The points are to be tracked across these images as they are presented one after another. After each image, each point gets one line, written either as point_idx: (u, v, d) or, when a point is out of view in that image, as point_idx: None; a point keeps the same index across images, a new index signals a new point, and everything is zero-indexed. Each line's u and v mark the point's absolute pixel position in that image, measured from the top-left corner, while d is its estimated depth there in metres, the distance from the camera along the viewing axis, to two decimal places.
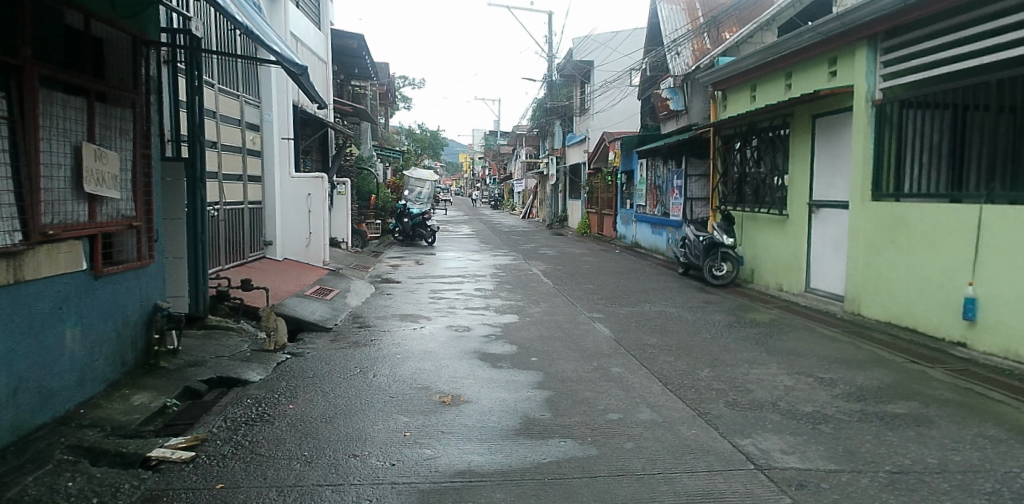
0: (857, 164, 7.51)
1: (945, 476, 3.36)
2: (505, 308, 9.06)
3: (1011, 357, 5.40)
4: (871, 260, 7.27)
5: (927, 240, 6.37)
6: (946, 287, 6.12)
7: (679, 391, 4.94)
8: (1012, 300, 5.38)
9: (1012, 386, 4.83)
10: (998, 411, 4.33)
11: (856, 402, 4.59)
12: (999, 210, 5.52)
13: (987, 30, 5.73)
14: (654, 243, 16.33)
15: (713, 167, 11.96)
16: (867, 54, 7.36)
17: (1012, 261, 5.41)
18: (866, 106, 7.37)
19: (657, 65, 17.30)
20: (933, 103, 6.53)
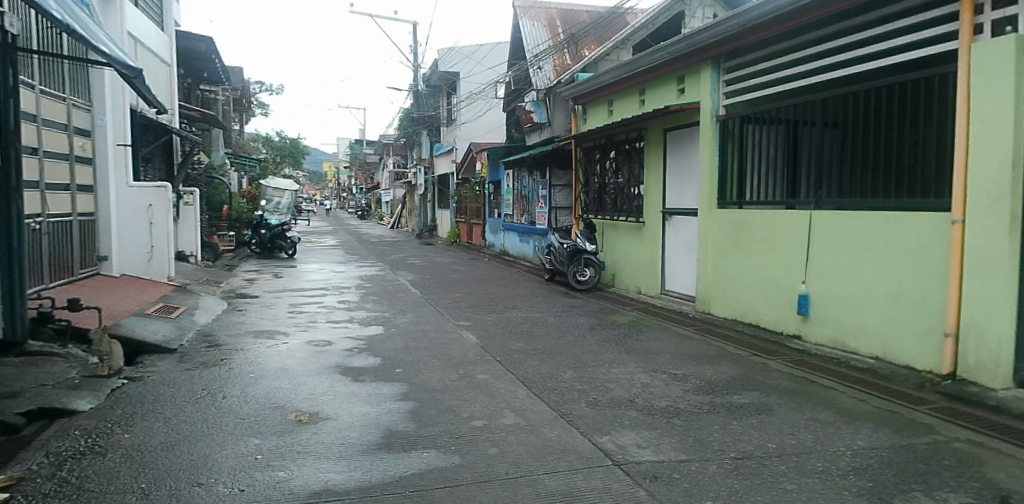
0: (704, 175, 8.09)
1: (782, 459, 3.62)
2: (371, 319, 8.69)
3: (838, 347, 6.04)
4: (718, 263, 7.87)
5: (765, 245, 7.00)
6: (782, 286, 6.75)
7: (543, 393, 4.94)
8: (838, 297, 6.02)
9: (838, 373, 5.39)
10: (826, 396, 4.79)
11: (705, 394, 4.85)
12: (827, 216, 6.15)
13: (812, 55, 6.43)
14: (521, 251, 16.70)
15: (575, 177, 12.38)
16: (711, 74, 7.98)
17: (837, 261, 6.03)
18: (712, 121, 7.97)
19: (520, 79, 17.77)
20: (768, 119, 7.18)
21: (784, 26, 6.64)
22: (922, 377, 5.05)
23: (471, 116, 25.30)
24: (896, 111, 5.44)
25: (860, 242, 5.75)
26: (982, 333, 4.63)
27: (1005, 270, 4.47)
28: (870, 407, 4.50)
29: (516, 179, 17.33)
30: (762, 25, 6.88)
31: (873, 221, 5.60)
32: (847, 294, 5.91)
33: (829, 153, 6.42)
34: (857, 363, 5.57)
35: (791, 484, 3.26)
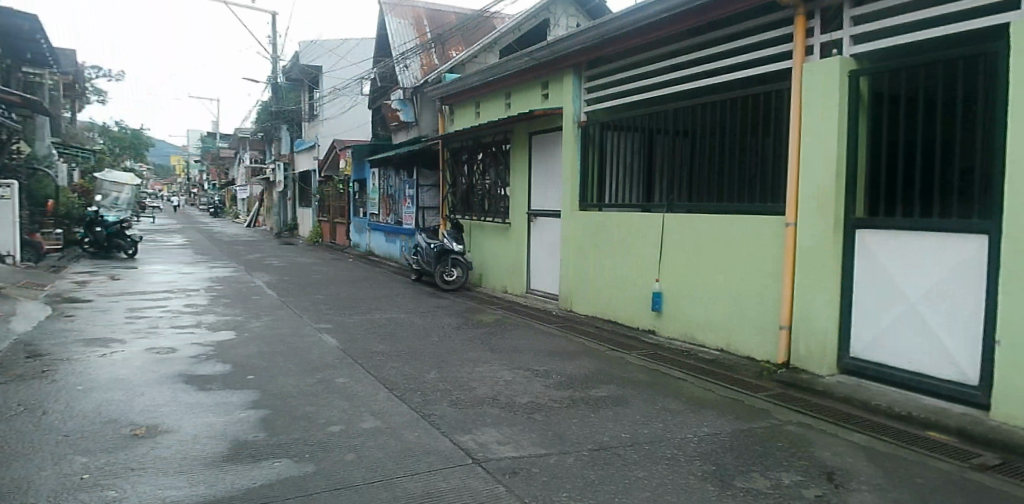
0: (567, 177, 8.30)
1: (636, 448, 3.78)
2: (221, 323, 7.97)
3: (687, 340, 6.43)
4: (579, 263, 8.10)
5: (623, 245, 7.30)
6: (638, 284, 7.07)
7: (404, 395, 4.75)
8: (688, 294, 6.40)
9: (688, 365, 5.72)
10: (677, 385, 5.07)
11: (565, 389, 4.93)
12: (678, 218, 6.52)
13: (665, 67, 6.82)
14: (387, 250, 16.32)
15: (442, 177, 12.27)
16: (574, 82, 8.22)
17: (687, 260, 6.41)
18: (574, 126, 8.22)
19: (385, 76, 17.40)
20: (625, 126, 7.50)
21: (640, 39, 6.98)
22: (759, 366, 5.51)
23: (335, 112, 24.39)
24: (739, 123, 5.89)
25: (707, 243, 6.16)
26: (810, 324, 5.16)
27: (830, 268, 4.99)
28: (716, 396, 4.80)
29: (382, 177, 16.90)
30: (620, 36, 7.19)
31: (718, 224, 6.03)
32: (696, 291, 6.32)
33: (676, 159, 6.78)
34: (705, 355, 5.97)
35: (642, 471, 3.44)
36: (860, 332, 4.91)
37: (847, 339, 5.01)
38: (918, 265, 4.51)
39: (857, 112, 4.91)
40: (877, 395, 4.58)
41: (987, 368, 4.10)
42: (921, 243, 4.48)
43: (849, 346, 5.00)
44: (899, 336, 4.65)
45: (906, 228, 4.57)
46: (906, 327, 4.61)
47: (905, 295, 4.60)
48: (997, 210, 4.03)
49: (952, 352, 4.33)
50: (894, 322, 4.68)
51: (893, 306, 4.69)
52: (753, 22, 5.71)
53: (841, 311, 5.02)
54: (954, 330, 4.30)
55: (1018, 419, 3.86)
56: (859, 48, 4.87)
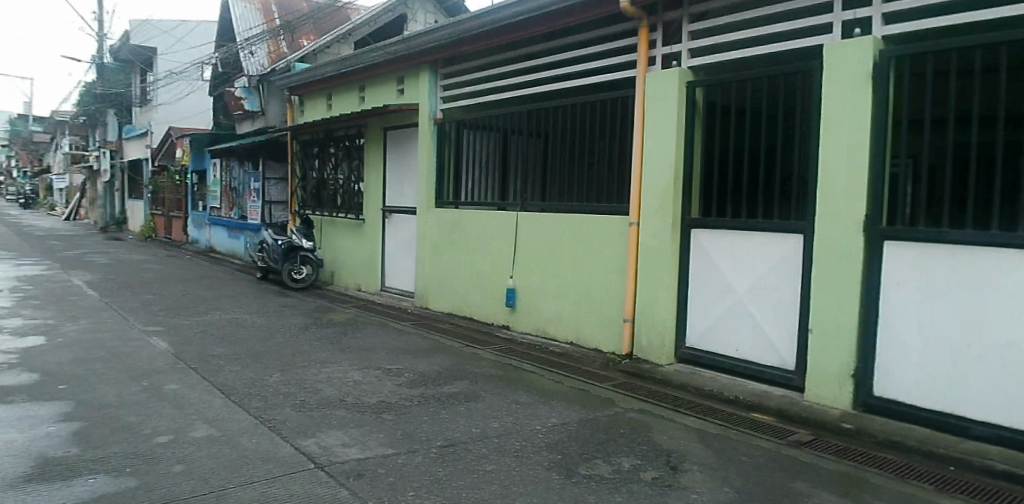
0: (423, 174, 8.21)
1: (485, 442, 3.89)
2: (27, 329, 6.92)
3: (540, 334, 6.63)
4: (434, 260, 8.05)
5: (480, 242, 7.35)
6: (493, 281, 7.17)
7: (243, 400, 4.41)
8: (540, 289, 6.59)
9: (541, 358, 5.88)
10: (526, 378, 5.18)
11: (417, 387, 4.85)
12: (531, 216, 6.70)
13: (519, 69, 6.95)
14: (230, 247, 15.21)
15: (291, 170, 11.64)
16: (430, 79, 8.15)
17: (539, 257, 6.60)
18: (430, 123, 8.14)
19: (228, 62, 16.27)
20: (480, 125, 7.52)
21: (494, 40, 7.06)
22: (606, 357, 5.79)
23: (172, 98, 22.37)
24: (589, 126, 6.13)
25: (558, 241, 6.38)
26: (651, 317, 5.50)
27: (669, 266, 5.35)
28: (565, 387, 4.97)
29: (224, 169, 15.73)
30: (475, 36, 7.20)
31: (570, 223, 6.24)
32: (548, 287, 6.51)
33: (528, 158, 6.88)
34: (556, 348, 6.18)
35: (491, 465, 3.55)
36: (695, 323, 5.34)
37: (683, 330, 5.41)
38: (743, 262, 4.97)
39: (693, 119, 5.30)
40: (709, 381, 4.99)
41: (800, 353, 4.66)
42: (747, 241, 4.94)
43: (685, 336, 5.42)
44: (726, 326, 5.11)
45: (733, 229, 5.02)
46: (732, 318, 5.07)
47: (731, 289, 5.06)
48: (810, 213, 4.62)
49: (770, 340, 4.85)
50: (723, 314, 5.13)
51: (722, 299, 5.13)
52: (602, 31, 5.98)
53: (677, 304, 5.41)
54: (774, 321, 4.81)
55: (825, 399, 4.48)
56: (695, 61, 5.26)
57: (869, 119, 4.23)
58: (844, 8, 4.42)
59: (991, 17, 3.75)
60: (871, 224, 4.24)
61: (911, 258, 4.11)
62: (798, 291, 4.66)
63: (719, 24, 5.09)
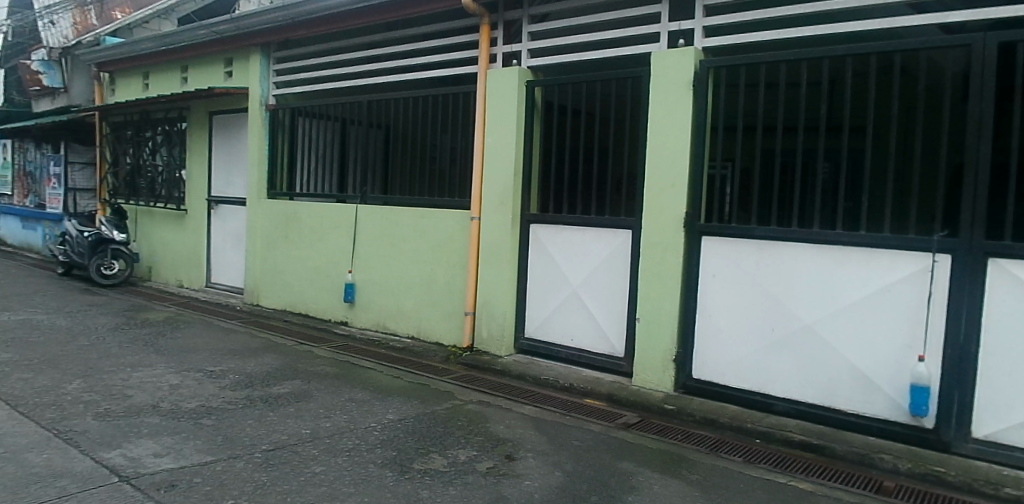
0: (253, 163, 7.75)
1: (316, 443, 3.83)
2: None
3: (379, 329, 6.56)
4: (267, 255, 7.66)
5: (316, 236, 7.11)
6: (331, 275, 6.97)
7: (32, 411, 3.89)
8: (379, 284, 6.52)
9: (380, 354, 5.81)
10: (362, 376, 5.10)
11: (242, 389, 4.58)
12: (369, 209, 6.58)
13: (359, 58, 6.75)
14: (25, 240, 13.46)
15: (99, 154, 10.59)
16: (261, 62, 7.70)
17: (378, 251, 6.51)
18: (260, 109, 7.70)
19: (24, 32, 14.54)
20: (318, 113, 7.25)
21: (329, 26, 6.80)
22: (447, 351, 5.84)
23: None
24: (431, 120, 6.10)
25: (397, 235, 6.32)
26: (490, 309, 5.62)
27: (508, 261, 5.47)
28: (402, 382, 4.96)
29: (17, 152, 13.85)
30: (311, 20, 6.89)
31: (411, 219, 6.20)
32: (388, 282, 6.44)
33: (368, 149, 6.71)
34: (396, 343, 6.13)
35: (320, 466, 3.49)
36: (534, 315, 5.50)
37: (520, 322, 5.58)
38: (578, 256, 5.20)
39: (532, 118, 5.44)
40: (546, 370, 5.15)
41: (628, 342, 4.95)
42: (581, 236, 5.18)
43: (523, 328, 5.58)
44: (563, 317, 5.31)
45: (571, 224, 5.22)
46: (567, 310, 5.28)
47: (567, 282, 5.26)
48: (638, 210, 4.90)
49: (600, 329, 5.12)
50: (559, 306, 5.32)
51: (558, 291, 5.32)
52: (443, 26, 5.99)
53: (516, 297, 5.55)
54: (603, 312, 5.09)
55: (652, 383, 4.80)
56: (534, 60, 5.41)
57: (690, 123, 4.58)
58: (671, 20, 4.75)
59: (796, 36, 4.31)
60: (692, 220, 4.63)
61: (725, 251, 4.57)
62: (626, 284, 4.97)
63: (557, 27, 5.28)
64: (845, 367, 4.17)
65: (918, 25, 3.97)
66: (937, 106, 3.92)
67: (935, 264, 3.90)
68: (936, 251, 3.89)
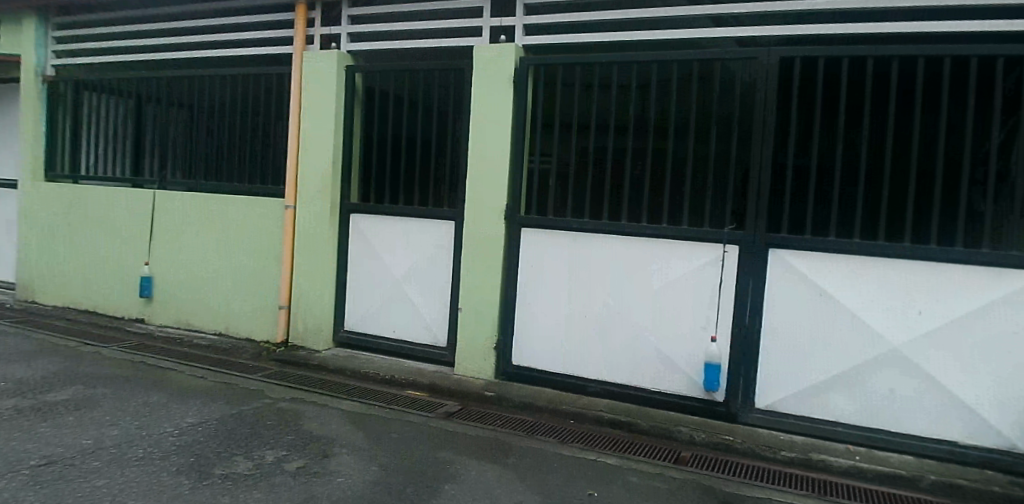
0: (25, 143, 6.97)
1: (98, 454, 3.45)
2: None
3: (181, 325, 6.11)
4: (48, 247, 6.92)
5: (107, 226, 6.50)
6: (123, 269, 6.40)
7: None
8: (178, 277, 6.08)
9: (180, 354, 5.47)
10: (165, 377, 4.83)
11: (8, 399, 4.05)
12: (166, 196, 6.11)
13: (160, 31, 6.15)
14: None
15: None
16: (35, 27, 6.81)
17: (178, 242, 6.06)
18: (36, 80, 6.87)
19: None
20: (109, 88, 6.61)
21: None
22: (258, 347, 5.56)
23: None
24: (245, 103, 5.81)
25: (200, 224, 5.92)
26: (306, 303, 5.42)
27: (325, 252, 5.31)
28: (205, 384, 4.73)
29: None
30: None
31: (212, 205, 5.84)
32: (189, 274, 6.02)
33: (174, 132, 6.26)
34: (200, 341, 5.75)
35: (103, 479, 3.16)
36: (352, 307, 5.39)
37: (339, 315, 5.43)
38: (400, 246, 5.17)
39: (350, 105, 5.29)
40: (364, 363, 5.11)
41: (447, 331, 5.02)
42: (401, 227, 5.15)
43: (342, 320, 5.45)
44: (382, 309, 5.27)
45: (392, 214, 5.18)
46: (387, 301, 5.24)
47: (389, 273, 5.21)
48: (459, 201, 4.95)
49: (420, 320, 5.13)
50: (380, 297, 5.26)
51: (379, 282, 5.26)
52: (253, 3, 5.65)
53: (335, 289, 5.41)
54: (423, 301, 5.10)
55: (472, 371, 4.88)
56: (354, 46, 5.25)
57: (510, 117, 4.69)
58: (492, 15, 4.83)
59: (605, 40, 4.55)
60: (511, 213, 4.73)
61: (541, 242, 4.72)
62: (446, 274, 5.01)
63: (381, 14, 5.16)
64: (649, 347, 4.51)
65: (717, 37, 4.41)
66: (731, 112, 4.40)
67: (725, 254, 4.37)
68: (725, 242, 4.36)
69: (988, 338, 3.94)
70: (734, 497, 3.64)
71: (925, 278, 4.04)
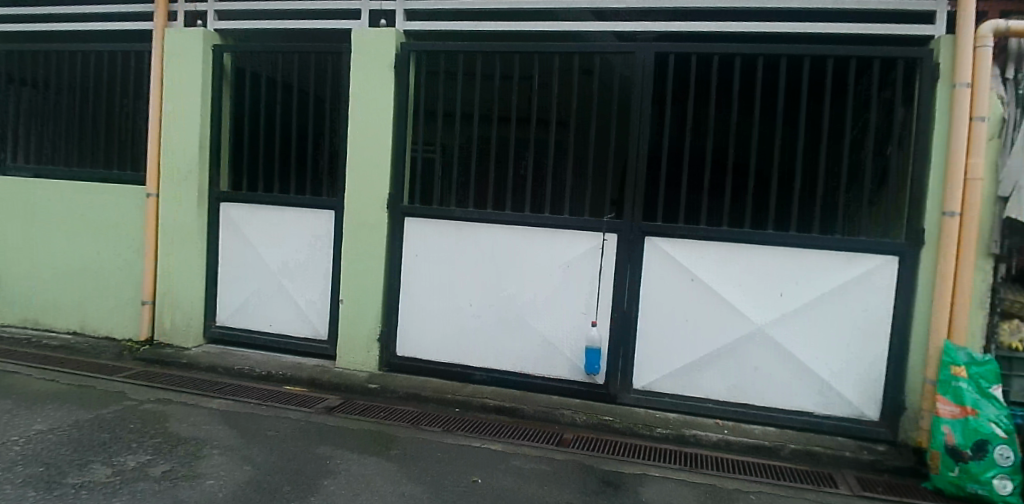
0: None
1: None
2: None
3: (30, 325, 5.61)
4: None
5: None
6: None
7: None
8: (27, 273, 5.57)
9: (28, 356, 5.05)
10: (9, 384, 4.43)
11: None
12: (9, 183, 5.56)
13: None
14: None
15: None
16: None
17: (25, 233, 5.54)
18: None
19: None
20: None
21: None
22: (119, 346, 5.21)
23: None
24: (100, 83, 5.37)
25: (50, 214, 5.43)
26: (175, 297, 5.12)
27: (194, 243, 5.03)
28: (57, 387, 4.41)
29: None
30: None
31: (63, 193, 5.38)
32: (40, 269, 5.53)
33: (17, 114, 5.70)
34: (52, 341, 5.32)
35: None
36: (225, 300, 5.15)
37: (211, 309, 5.18)
38: (276, 236, 4.97)
39: (219, 87, 5.00)
40: (239, 359, 4.92)
41: (328, 323, 4.91)
42: (277, 216, 4.96)
43: (215, 314, 5.20)
44: (258, 302, 5.07)
45: (267, 204, 4.97)
46: (263, 294, 5.05)
47: (264, 264, 5.02)
48: (339, 190, 4.82)
49: (298, 312, 4.99)
50: (256, 290, 5.06)
51: (255, 275, 5.05)
52: None
53: (204, 282, 5.14)
54: (300, 293, 4.96)
55: (355, 364, 4.79)
56: (222, 24, 4.96)
57: (391, 104, 4.59)
58: None
59: (485, 29, 4.54)
60: (394, 202, 4.65)
61: (424, 231, 4.69)
62: (325, 264, 4.89)
63: None
64: (532, 333, 4.62)
65: (594, 30, 4.50)
66: (609, 104, 4.52)
67: (604, 242, 4.50)
68: (605, 231, 4.49)
69: (835, 316, 4.32)
70: (612, 475, 3.80)
71: (782, 262, 4.35)
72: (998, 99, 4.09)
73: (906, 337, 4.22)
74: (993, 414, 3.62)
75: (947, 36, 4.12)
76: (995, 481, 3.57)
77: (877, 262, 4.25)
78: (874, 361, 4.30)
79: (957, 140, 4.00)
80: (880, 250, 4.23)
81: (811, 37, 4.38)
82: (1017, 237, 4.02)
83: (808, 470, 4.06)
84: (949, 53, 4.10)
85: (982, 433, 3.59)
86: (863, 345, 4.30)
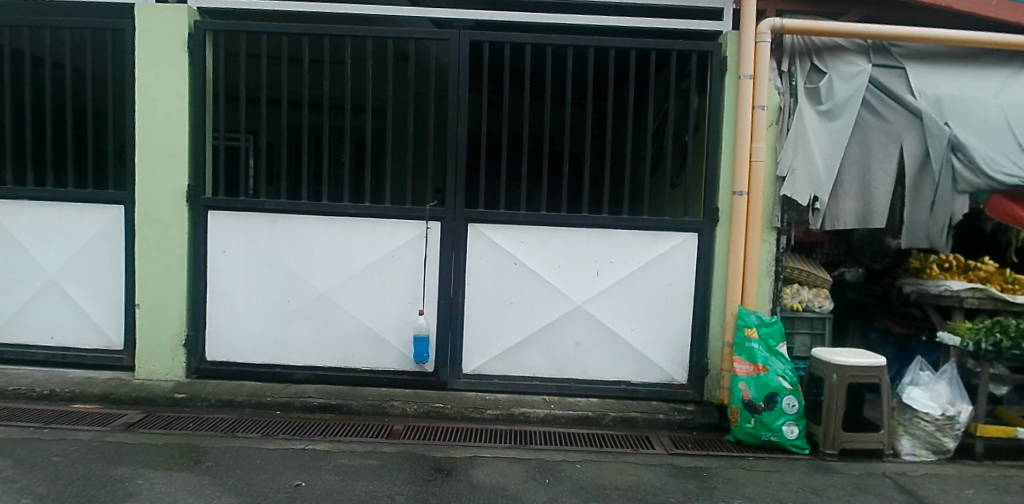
0: None
1: None
2: None
3: None
4: None
5: None
6: None
7: None
8: None
9: None
10: None
11: None
12: None
13: None
14: None
15: None
16: None
17: None
18: None
19: None
20: None
21: None
22: None
23: None
24: None
25: None
26: None
27: None
28: None
29: None
30: None
31: None
32: None
33: None
34: None
35: None
36: None
37: None
38: (55, 236, 4.44)
39: None
40: (14, 380, 4.34)
41: (126, 332, 4.48)
42: (56, 215, 4.43)
43: None
44: (37, 311, 4.52)
45: (41, 200, 4.41)
46: (41, 303, 4.52)
47: (41, 270, 4.48)
48: (130, 183, 4.37)
49: (86, 322, 4.52)
50: (32, 299, 4.51)
51: (29, 282, 4.50)
52: None
53: None
54: (88, 301, 4.49)
55: (157, 374, 4.43)
56: None
57: (186, 90, 4.23)
58: None
59: (288, 10, 4.24)
60: (195, 195, 4.33)
61: (230, 226, 4.40)
62: (117, 267, 4.46)
63: None
64: (355, 326, 4.52)
65: (409, 15, 4.30)
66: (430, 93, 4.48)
67: (427, 230, 4.49)
68: (428, 219, 4.47)
69: (642, 292, 4.63)
70: (444, 461, 3.82)
71: (596, 243, 4.58)
72: (776, 89, 4.51)
73: (706, 307, 4.61)
74: (780, 369, 4.05)
75: (732, 33, 4.50)
76: (784, 428, 4.06)
77: (679, 239, 4.58)
78: (679, 330, 4.65)
79: (744, 126, 4.39)
80: (681, 228, 4.57)
81: (616, 30, 4.58)
82: (792, 212, 4.58)
83: (627, 434, 4.36)
84: (734, 48, 4.49)
85: (771, 387, 4.02)
86: (668, 316, 4.64)
